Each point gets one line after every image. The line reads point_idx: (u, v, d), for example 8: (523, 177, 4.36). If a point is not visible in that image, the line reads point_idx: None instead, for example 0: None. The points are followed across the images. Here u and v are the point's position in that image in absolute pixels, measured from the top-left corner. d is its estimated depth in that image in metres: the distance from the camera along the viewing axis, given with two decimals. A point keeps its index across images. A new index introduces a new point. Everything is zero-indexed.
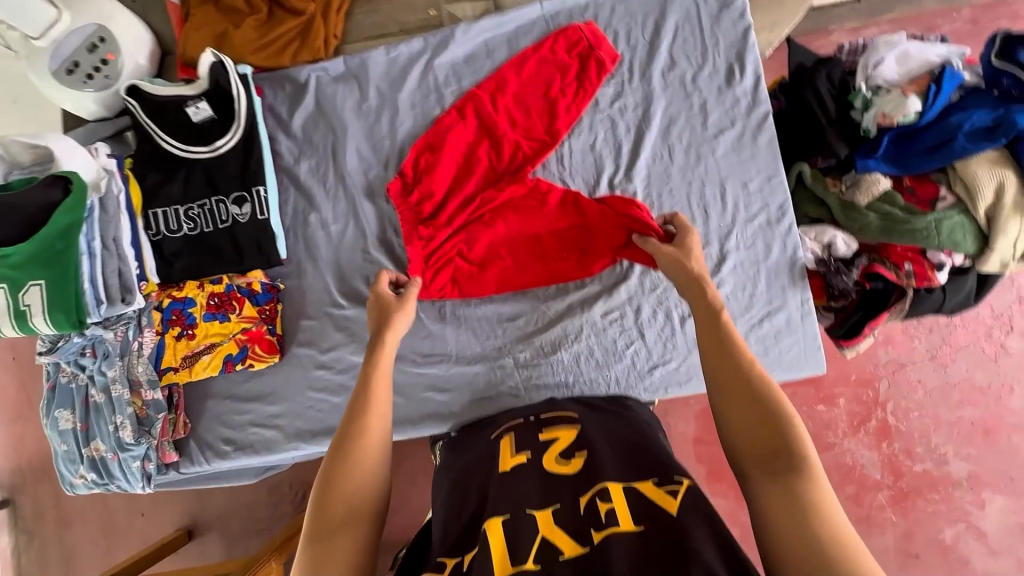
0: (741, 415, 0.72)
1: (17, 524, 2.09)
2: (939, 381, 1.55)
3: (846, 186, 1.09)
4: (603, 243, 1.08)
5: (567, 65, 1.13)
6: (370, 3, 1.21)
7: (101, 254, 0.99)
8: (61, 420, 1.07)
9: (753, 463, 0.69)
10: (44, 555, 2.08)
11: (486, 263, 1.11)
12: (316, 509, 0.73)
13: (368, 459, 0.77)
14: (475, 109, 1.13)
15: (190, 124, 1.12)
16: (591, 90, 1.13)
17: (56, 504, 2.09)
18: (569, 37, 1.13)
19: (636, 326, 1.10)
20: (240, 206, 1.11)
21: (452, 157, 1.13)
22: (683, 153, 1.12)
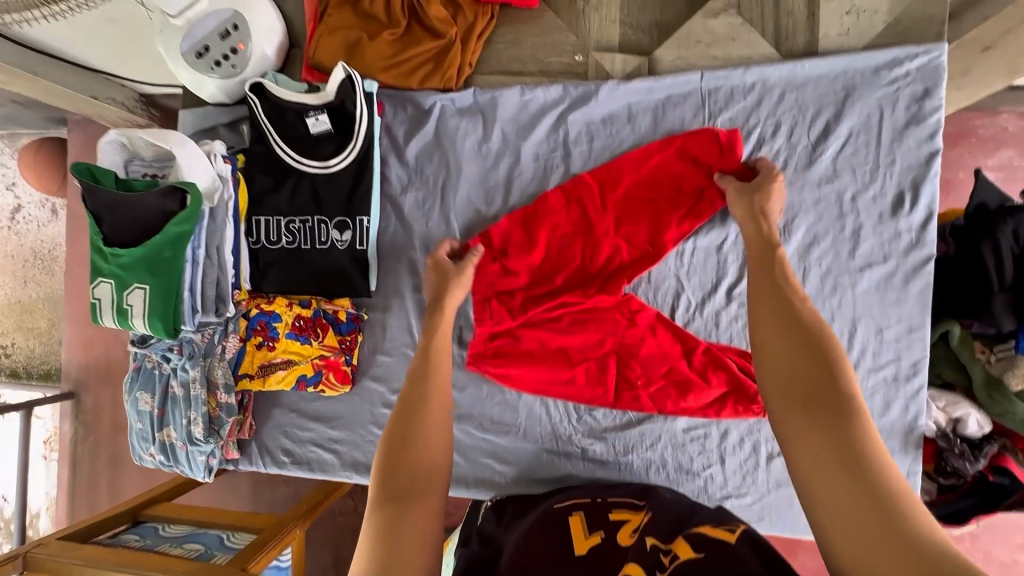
0: (789, 385, 0.68)
1: (79, 419, 2.27)
2: (1005, 521, 1.46)
3: (995, 358, 0.96)
4: (686, 377, 1.01)
5: (694, 174, 1.02)
6: (514, 33, 1.11)
7: (203, 262, 0.99)
8: (141, 400, 1.11)
9: (802, 427, 0.65)
10: (97, 452, 2.27)
11: (554, 367, 1.05)
12: (381, 473, 0.75)
13: (432, 425, 0.81)
14: (579, 195, 1.05)
15: (307, 134, 1.08)
16: (713, 206, 1.01)
17: (113, 411, 2.24)
18: (705, 138, 1.01)
19: (716, 448, 1.03)
20: (341, 231, 1.08)
21: (544, 234, 1.06)
22: (819, 278, 1.01)
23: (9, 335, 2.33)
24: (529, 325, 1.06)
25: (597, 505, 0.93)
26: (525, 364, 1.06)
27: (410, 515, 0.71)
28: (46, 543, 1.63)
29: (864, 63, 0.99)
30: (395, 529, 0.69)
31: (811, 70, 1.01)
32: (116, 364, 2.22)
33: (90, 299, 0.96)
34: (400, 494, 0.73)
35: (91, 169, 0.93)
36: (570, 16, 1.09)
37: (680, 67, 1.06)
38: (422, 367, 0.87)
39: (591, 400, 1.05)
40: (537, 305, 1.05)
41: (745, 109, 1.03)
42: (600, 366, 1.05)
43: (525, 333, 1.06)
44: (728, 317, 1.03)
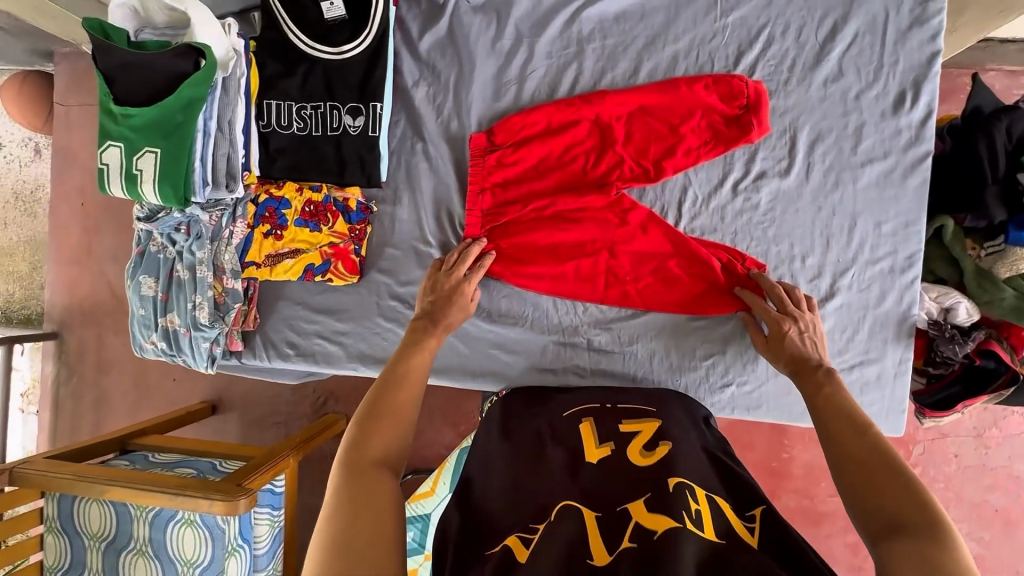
0: (844, 448, 0.73)
1: (62, 356, 2.22)
2: (976, 462, 1.52)
3: (984, 253, 1.01)
4: (670, 280, 1.06)
5: (709, 105, 1.03)
6: None
7: (215, 134, 0.98)
8: (144, 285, 1.10)
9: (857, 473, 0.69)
10: (81, 390, 2.22)
11: (546, 263, 1.07)
12: (348, 451, 0.74)
13: (405, 408, 0.81)
14: (578, 121, 1.06)
15: (321, 19, 1.07)
16: (725, 140, 1.03)
17: (99, 349, 2.19)
18: (702, 86, 1.03)
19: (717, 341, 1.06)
20: (353, 117, 1.08)
21: (540, 155, 1.08)
22: (821, 176, 1.04)
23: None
24: (517, 223, 1.08)
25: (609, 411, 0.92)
26: (512, 258, 1.08)
27: (372, 493, 0.69)
28: (33, 461, 1.60)
29: None
30: (356, 506, 0.68)
31: None
32: (103, 301, 2.18)
33: (98, 165, 0.95)
34: (364, 473, 0.71)
35: (103, 26, 0.92)
36: None
37: None
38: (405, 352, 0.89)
39: (579, 294, 1.08)
40: (528, 203, 1.08)
41: (755, 9, 1.05)
42: (587, 261, 1.07)
43: (513, 231, 1.08)
44: (735, 211, 1.06)
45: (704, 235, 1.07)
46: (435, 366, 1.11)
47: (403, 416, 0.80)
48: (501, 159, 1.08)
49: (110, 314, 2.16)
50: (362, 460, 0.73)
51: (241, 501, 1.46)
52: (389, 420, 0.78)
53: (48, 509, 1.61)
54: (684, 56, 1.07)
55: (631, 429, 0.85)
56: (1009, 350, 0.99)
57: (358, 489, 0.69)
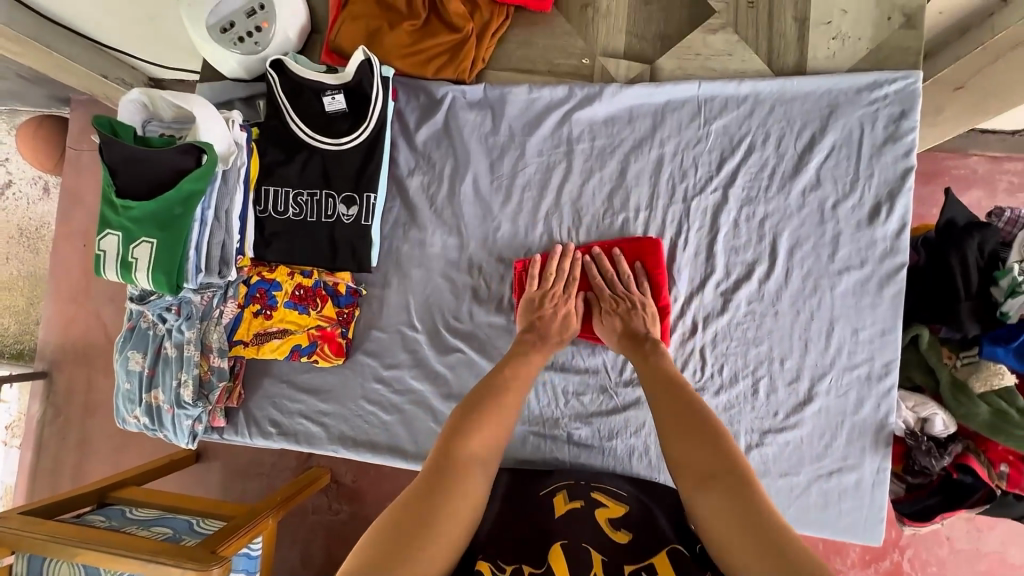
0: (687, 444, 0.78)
1: (49, 399, 2.21)
2: (967, 545, 1.49)
3: (958, 364, 1.01)
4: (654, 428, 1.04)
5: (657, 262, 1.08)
6: (526, 34, 1.17)
7: (211, 223, 1.01)
8: (132, 360, 1.11)
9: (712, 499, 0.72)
10: (64, 435, 2.19)
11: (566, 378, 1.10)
12: (433, 470, 0.76)
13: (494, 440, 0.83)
14: (655, 260, 1.07)
15: (322, 112, 1.12)
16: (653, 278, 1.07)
17: (87, 392, 2.18)
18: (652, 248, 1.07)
19: None
20: (347, 206, 1.11)
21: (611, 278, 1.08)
22: (800, 280, 1.07)
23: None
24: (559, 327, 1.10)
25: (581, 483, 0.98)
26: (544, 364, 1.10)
27: (442, 517, 0.71)
28: (8, 517, 1.57)
29: (848, 84, 1.08)
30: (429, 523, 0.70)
31: (798, 87, 1.09)
32: (96, 345, 2.18)
33: (96, 251, 0.98)
34: (439, 494, 0.74)
35: (111, 122, 0.97)
36: (580, 22, 1.16)
37: (680, 76, 1.13)
38: (500, 391, 0.89)
39: (572, 390, 1.10)
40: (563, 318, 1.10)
41: (737, 118, 1.11)
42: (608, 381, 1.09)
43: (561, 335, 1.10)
44: (714, 313, 1.08)
45: (686, 334, 1.09)
46: (416, 450, 1.12)
47: (481, 468, 0.80)
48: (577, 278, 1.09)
49: (101, 358, 2.17)
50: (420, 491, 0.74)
51: (214, 570, 1.44)
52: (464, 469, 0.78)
53: (18, 566, 1.58)
54: (669, 159, 1.12)
55: (598, 501, 0.92)
56: (986, 464, 0.99)
57: (416, 515, 0.71)
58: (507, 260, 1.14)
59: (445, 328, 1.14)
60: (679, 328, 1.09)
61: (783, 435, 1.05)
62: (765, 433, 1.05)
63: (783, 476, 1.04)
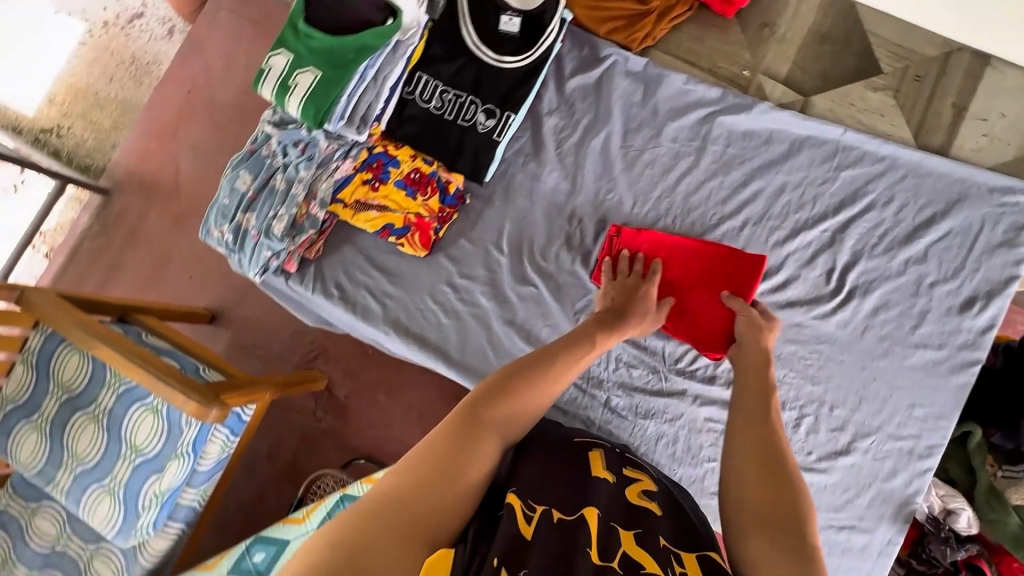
0: (750, 448, 0.69)
1: (98, 216, 2.19)
2: None
3: (1003, 474, 1.02)
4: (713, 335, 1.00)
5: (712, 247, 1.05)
6: (700, 31, 1.23)
7: (368, 82, 1.07)
8: (241, 179, 1.17)
9: (761, 540, 0.60)
10: (97, 254, 2.17)
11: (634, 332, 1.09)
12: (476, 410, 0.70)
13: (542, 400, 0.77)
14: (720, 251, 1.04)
15: (494, 28, 1.18)
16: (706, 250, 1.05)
17: (134, 223, 2.15)
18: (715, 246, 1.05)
19: None
20: (486, 117, 1.17)
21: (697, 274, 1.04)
22: (875, 340, 1.09)
23: (70, 114, 2.12)
24: None
25: (616, 455, 0.96)
26: None
27: (471, 461, 0.66)
28: (45, 290, 1.62)
29: (983, 180, 1.11)
30: (455, 460, 0.65)
31: (936, 166, 1.12)
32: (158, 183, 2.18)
33: (262, 66, 1.05)
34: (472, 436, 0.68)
35: None
36: (754, 38, 1.22)
37: (829, 118, 1.18)
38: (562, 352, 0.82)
39: (626, 360, 1.12)
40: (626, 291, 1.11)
41: (868, 174, 1.14)
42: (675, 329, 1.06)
43: None
44: (784, 339, 1.11)
45: None
46: (460, 359, 1.15)
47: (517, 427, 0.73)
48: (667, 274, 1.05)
49: (159, 194, 2.13)
50: (440, 443, 0.66)
51: (211, 411, 1.47)
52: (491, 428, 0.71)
53: (31, 342, 1.65)
54: (792, 188, 1.15)
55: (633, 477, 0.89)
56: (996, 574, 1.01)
57: (434, 459, 0.64)
58: (609, 220, 1.17)
59: (528, 260, 1.17)
60: None
61: (809, 475, 1.06)
62: None
63: None
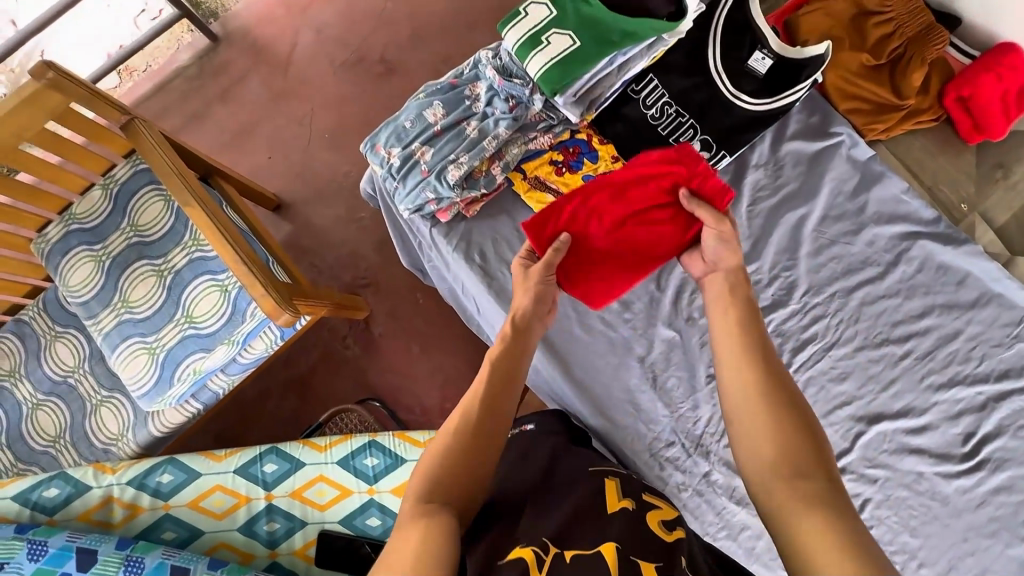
0: (757, 419, 0.63)
1: (201, 61, 2.00)
2: None
3: None
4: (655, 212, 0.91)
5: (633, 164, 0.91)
6: (931, 147, 1.17)
7: (613, 70, 0.98)
8: (431, 109, 1.09)
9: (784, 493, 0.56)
10: (182, 102, 1.96)
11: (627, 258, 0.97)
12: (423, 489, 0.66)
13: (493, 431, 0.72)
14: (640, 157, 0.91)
15: (742, 60, 1.10)
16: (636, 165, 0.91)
17: (234, 82, 1.98)
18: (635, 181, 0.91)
19: None
20: (701, 148, 1.10)
21: (650, 169, 0.90)
22: (988, 518, 1.06)
23: None
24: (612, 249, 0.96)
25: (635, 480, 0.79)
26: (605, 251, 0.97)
27: (427, 530, 0.61)
28: (151, 124, 1.48)
29: None
30: (424, 537, 0.60)
31: None
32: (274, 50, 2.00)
33: (517, 9, 0.98)
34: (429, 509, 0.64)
35: None
36: (984, 174, 1.16)
37: None
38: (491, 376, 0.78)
39: None
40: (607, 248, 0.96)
41: None
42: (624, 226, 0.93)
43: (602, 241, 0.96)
44: (899, 480, 1.08)
45: (862, 477, 1.08)
46: (579, 376, 1.11)
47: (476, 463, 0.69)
48: (698, 157, 0.88)
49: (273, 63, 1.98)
50: (401, 541, 0.60)
51: (285, 316, 1.36)
52: (437, 506, 0.65)
53: (118, 171, 1.54)
54: (964, 338, 1.11)
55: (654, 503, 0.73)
56: None
57: (399, 550, 0.60)
58: (776, 298, 1.12)
59: (681, 305, 1.12)
60: (862, 471, 1.08)
61: None
62: None
63: None
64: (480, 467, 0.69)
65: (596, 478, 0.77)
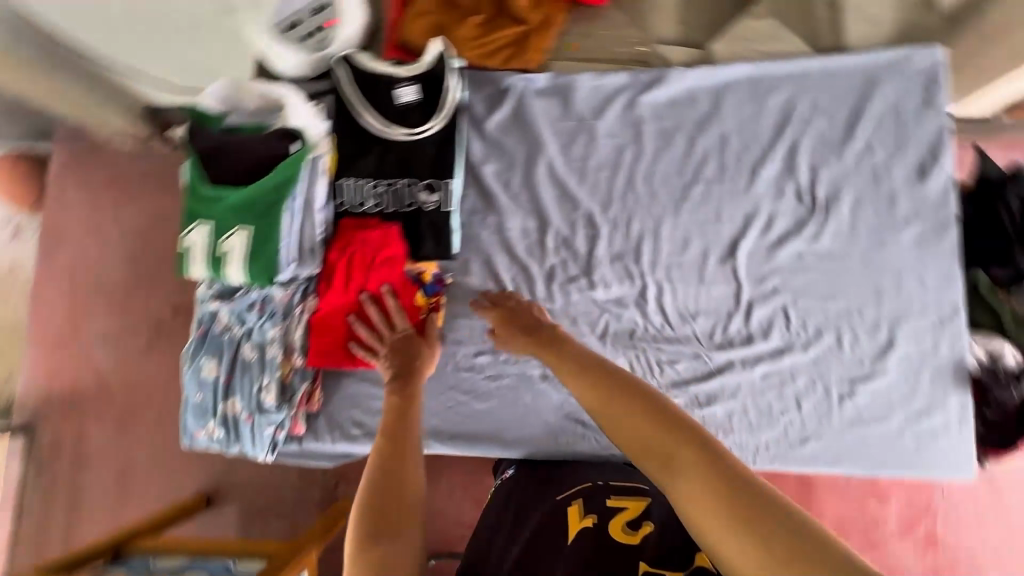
0: (626, 407, 0.61)
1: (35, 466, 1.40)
2: None
3: (1019, 302, 1.11)
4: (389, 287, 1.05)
5: (348, 244, 1.07)
6: (584, 28, 1.23)
7: (302, 213, 0.97)
8: (205, 368, 1.04)
9: (684, 482, 0.53)
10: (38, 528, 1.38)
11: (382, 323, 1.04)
12: (358, 526, 0.64)
13: (413, 475, 0.70)
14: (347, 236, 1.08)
15: (393, 103, 1.13)
16: (347, 244, 1.07)
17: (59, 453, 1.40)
18: (353, 254, 1.06)
19: (816, 411, 1.08)
20: (429, 193, 1.11)
21: (359, 245, 1.06)
22: (866, 238, 1.14)
23: None
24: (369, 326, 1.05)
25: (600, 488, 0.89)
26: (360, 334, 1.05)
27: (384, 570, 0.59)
28: None
29: (882, 61, 1.19)
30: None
31: (839, 65, 1.19)
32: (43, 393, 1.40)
33: (180, 248, 0.94)
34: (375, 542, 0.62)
35: (200, 112, 0.97)
36: (634, 13, 1.24)
37: (734, 59, 1.21)
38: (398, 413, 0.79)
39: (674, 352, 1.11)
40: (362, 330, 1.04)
41: (789, 95, 1.19)
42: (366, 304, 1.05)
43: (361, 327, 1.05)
44: (791, 272, 1.13)
45: (767, 296, 1.12)
46: (514, 436, 1.10)
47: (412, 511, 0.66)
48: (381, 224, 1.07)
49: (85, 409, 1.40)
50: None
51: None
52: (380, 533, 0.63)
53: None
54: (732, 136, 1.18)
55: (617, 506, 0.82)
56: None
57: None
58: (589, 237, 1.15)
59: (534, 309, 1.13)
60: (762, 293, 1.13)
61: (871, 385, 1.09)
62: (854, 383, 1.09)
63: (878, 423, 1.08)
64: (418, 500, 0.68)
65: (563, 505, 0.86)
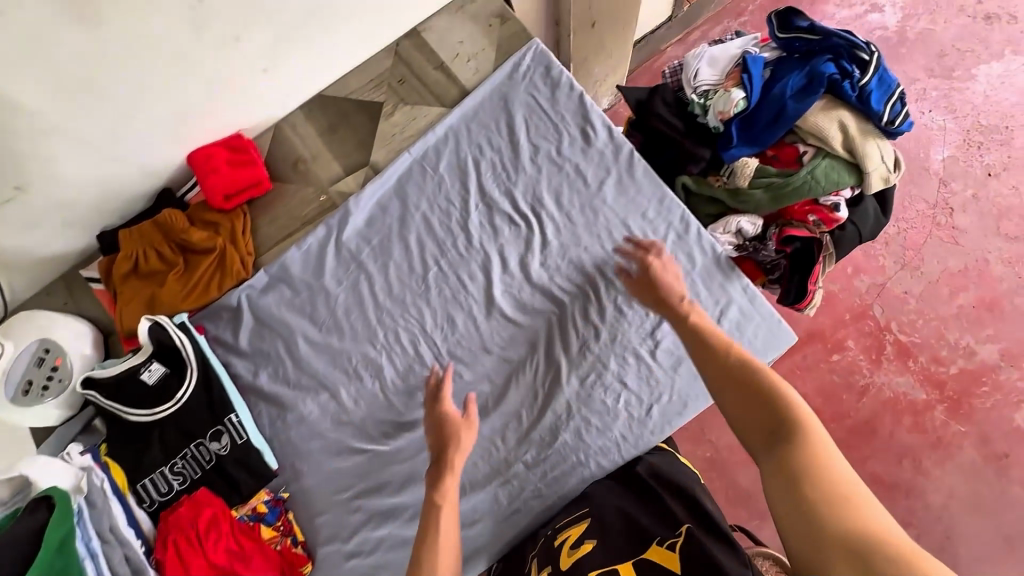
0: (733, 396, 0.81)
1: None
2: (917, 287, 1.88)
3: (726, 176, 1.19)
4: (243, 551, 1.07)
5: (178, 536, 1.05)
6: (269, 213, 1.33)
7: (103, 551, 0.99)
8: None
9: (791, 453, 0.70)
10: None
11: None
12: None
13: (445, 535, 0.84)
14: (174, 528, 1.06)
15: (147, 387, 1.17)
16: (178, 537, 1.05)
17: None
18: (188, 543, 1.05)
19: (638, 379, 1.12)
20: (218, 440, 1.15)
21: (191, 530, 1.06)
22: (581, 214, 1.23)
23: None
24: None
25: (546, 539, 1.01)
26: None
27: None
28: None
29: (501, 79, 1.32)
30: None
31: (472, 105, 1.32)
32: None
33: None
34: None
35: None
36: (300, 175, 1.35)
37: (395, 156, 1.33)
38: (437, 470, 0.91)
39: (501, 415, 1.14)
40: None
41: (452, 152, 1.30)
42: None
43: None
44: (546, 283, 1.19)
45: (540, 315, 1.18)
46: None
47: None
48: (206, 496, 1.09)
49: None
50: None
51: None
52: None
53: None
54: (431, 213, 1.27)
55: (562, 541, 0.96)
56: (801, 224, 1.13)
57: None
58: (373, 374, 1.20)
59: (371, 465, 1.16)
60: (535, 316, 1.18)
61: (665, 325, 1.14)
62: (653, 333, 1.14)
63: None
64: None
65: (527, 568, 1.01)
